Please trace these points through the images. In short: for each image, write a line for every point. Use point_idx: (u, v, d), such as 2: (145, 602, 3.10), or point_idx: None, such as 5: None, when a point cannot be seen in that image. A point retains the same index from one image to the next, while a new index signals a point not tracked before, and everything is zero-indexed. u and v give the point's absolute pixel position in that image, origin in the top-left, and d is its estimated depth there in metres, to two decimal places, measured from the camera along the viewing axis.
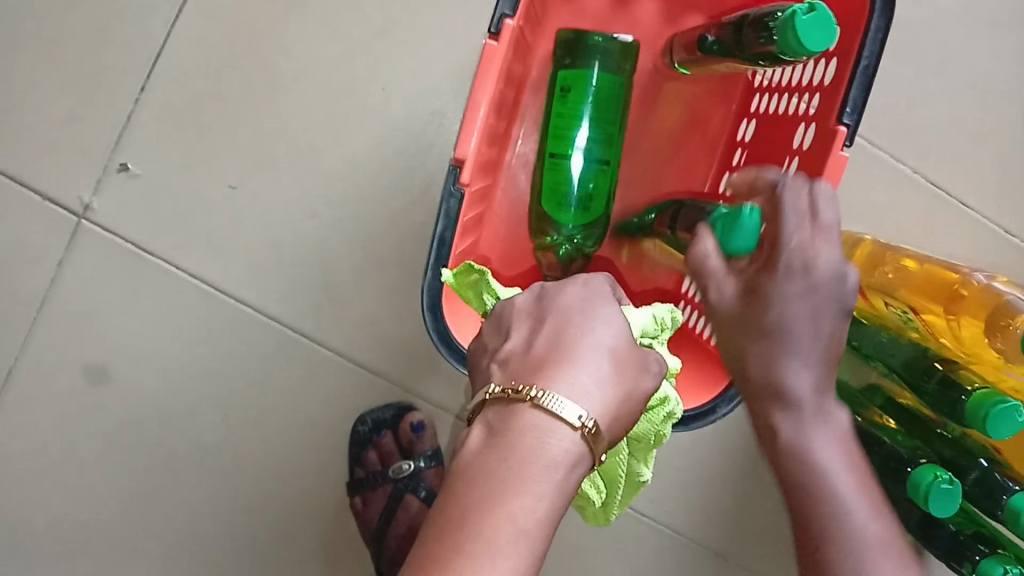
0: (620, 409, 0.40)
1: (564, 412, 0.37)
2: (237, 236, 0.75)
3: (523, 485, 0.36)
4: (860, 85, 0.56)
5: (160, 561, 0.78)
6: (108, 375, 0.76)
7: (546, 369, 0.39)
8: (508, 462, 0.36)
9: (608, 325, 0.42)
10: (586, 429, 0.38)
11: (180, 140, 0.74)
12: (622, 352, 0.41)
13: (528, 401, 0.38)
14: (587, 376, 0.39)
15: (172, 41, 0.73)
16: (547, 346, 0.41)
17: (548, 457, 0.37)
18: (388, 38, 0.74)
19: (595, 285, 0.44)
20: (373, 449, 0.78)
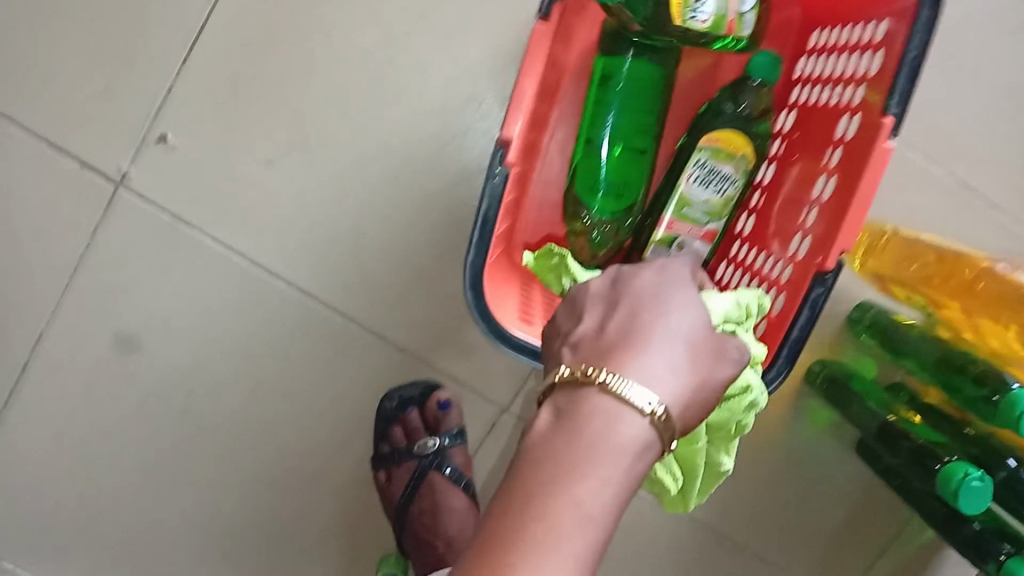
0: (690, 397, 0.39)
1: (632, 397, 0.37)
2: (271, 213, 0.75)
3: (593, 468, 0.35)
4: (907, 76, 0.56)
5: (188, 528, 0.79)
6: (139, 345, 0.77)
7: (617, 355, 0.38)
8: (576, 445, 0.36)
9: (687, 311, 0.40)
10: (656, 416, 0.37)
11: (218, 115, 0.74)
12: (701, 339, 0.40)
13: (596, 383, 0.37)
14: (664, 360, 0.38)
15: (212, 15, 0.73)
16: (624, 329, 0.40)
17: (620, 439, 0.36)
18: (430, 20, 0.74)
19: (676, 271, 0.43)
20: (399, 426, 0.78)
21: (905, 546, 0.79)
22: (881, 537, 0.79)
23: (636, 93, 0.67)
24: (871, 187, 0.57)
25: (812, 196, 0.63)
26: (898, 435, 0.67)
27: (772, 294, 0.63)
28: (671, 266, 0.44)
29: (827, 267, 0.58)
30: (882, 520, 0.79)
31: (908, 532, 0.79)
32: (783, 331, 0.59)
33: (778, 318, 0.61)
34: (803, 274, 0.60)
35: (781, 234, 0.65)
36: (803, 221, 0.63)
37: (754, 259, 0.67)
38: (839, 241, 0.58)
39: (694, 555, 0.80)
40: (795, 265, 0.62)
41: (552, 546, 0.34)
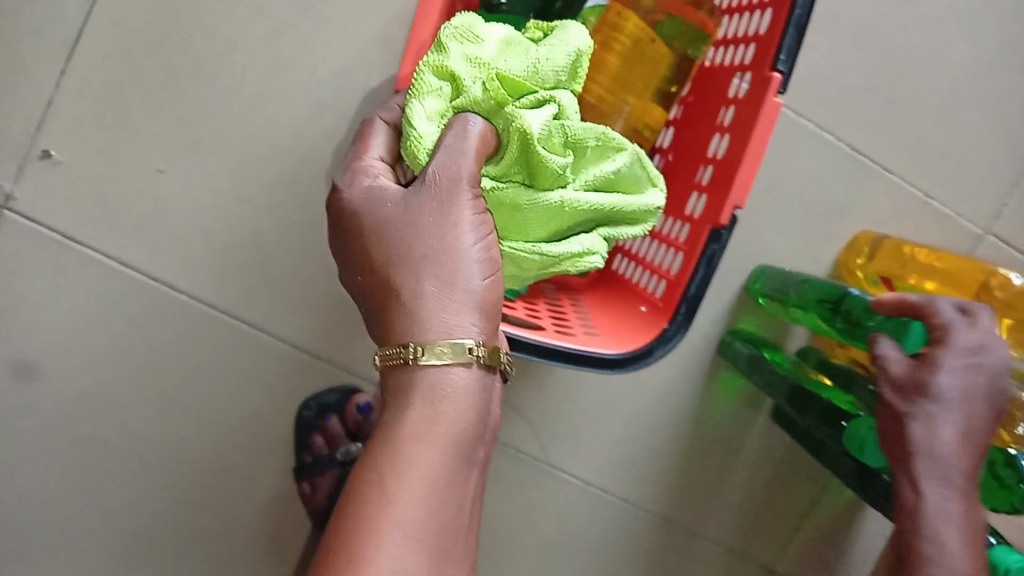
0: (440, 306, 0.43)
1: (396, 356, 0.43)
2: (166, 223, 0.73)
3: (394, 436, 0.41)
4: (794, 32, 0.56)
5: (105, 559, 0.76)
6: (36, 371, 0.73)
7: (383, 332, 0.45)
8: (384, 424, 0.43)
9: (392, 226, 0.44)
10: (418, 351, 0.42)
11: (103, 124, 0.71)
12: (416, 236, 0.44)
13: (381, 365, 0.44)
14: (402, 296, 0.43)
15: (89, 22, 0.70)
16: (373, 294, 0.45)
17: (415, 394, 0.42)
18: (316, 16, 0.72)
19: (383, 180, 0.47)
20: (319, 434, 0.77)
21: (830, 509, 0.81)
22: (804, 504, 0.81)
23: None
24: (762, 142, 0.57)
25: (707, 156, 0.63)
26: (807, 396, 0.68)
27: (672, 253, 0.64)
28: (373, 169, 0.48)
29: (722, 222, 0.58)
30: (803, 485, 0.81)
31: (829, 496, 0.81)
32: (680, 290, 0.60)
33: (677, 276, 0.61)
34: (699, 231, 0.60)
35: (680, 196, 0.65)
36: (699, 180, 0.63)
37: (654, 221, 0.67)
38: (731, 196, 0.58)
39: (626, 536, 0.79)
40: (692, 224, 0.62)
41: (380, 500, 0.39)
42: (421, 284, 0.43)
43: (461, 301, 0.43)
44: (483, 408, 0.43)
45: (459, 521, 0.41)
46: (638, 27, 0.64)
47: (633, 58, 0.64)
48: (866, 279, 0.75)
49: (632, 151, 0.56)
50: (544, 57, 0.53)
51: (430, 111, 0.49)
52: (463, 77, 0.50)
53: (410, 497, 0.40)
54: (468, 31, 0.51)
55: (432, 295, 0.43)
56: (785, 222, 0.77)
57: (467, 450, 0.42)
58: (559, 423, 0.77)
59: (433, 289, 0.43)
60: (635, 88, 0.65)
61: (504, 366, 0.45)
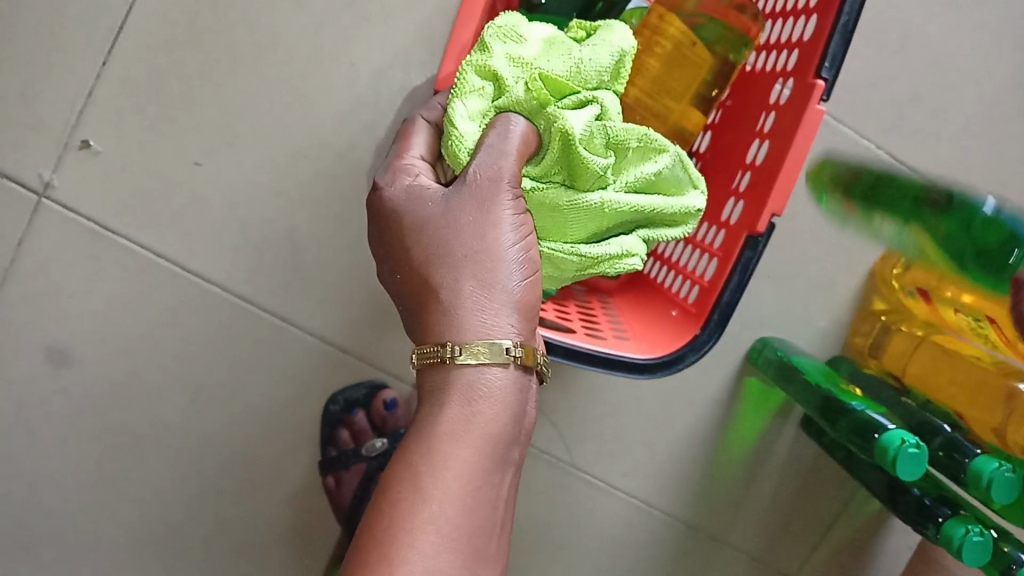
0: (478, 306, 0.43)
1: (432, 356, 0.43)
2: (202, 215, 0.74)
3: (430, 435, 0.41)
4: (840, 40, 0.56)
5: (133, 545, 0.77)
6: (71, 358, 0.74)
7: (420, 332, 0.45)
8: (420, 423, 0.43)
9: (433, 227, 0.44)
10: (455, 351, 0.42)
11: (143, 116, 0.72)
12: (456, 236, 0.44)
13: (417, 364, 0.44)
14: (441, 295, 0.43)
15: (133, 14, 0.71)
16: (411, 293, 0.45)
17: (452, 394, 0.42)
18: (356, 13, 0.73)
19: (423, 179, 0.47)
20: (345, 428, 0.78)
21: (857, 521, 0.80)
22: (831, 514, 0.80)
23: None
24: (802, 150, 0.57)
25: (746, 162, 0.63)
26: (839, 408, 0.67)
27: (706, 259, 0.63)
28: (413, 168, 0.48)
29: (758, 230, 0.58)
30: (831, 495, 0.80)
31: (857, 507, 0.80)
32: (714, 297, 0.59)
33: (711, 282, 0.61)
34: (736, 238, 0.60)
35: (718, 201, 0.65)
36: (737, 186, 0.63)
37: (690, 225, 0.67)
38: (769, 204, 0.58)
39: (650, 541, 0.79)
40: (728, 230, 0.62)
41: (417, 498, 0.39)
42: (459, 283, 0.43)
43: (499, 302, 0.43)
44: (517, 409, 0.43)
45: (494, 522, 0.41)
46: (680, 31, 0.62)
47: (673, 62, 0.63)
48: (901, 290, 0.74)
49: (675, 151, 0.54)
50: (588, 57, 0.52)
51: (471, 110, 0.49)
52: (506, 77, 0.50)
53: (447, 496, 0.39)
54: (511, 32, 0.52)
55: (470, 295, 0.43)
56: (820, 230, 0.76)
57: (501, 451, 0.42)
58: (587, 425, 0.77)
59: (471, 289, 0.43)
60: (672, 92, 0.64)
61: (541, 368, 0.45)
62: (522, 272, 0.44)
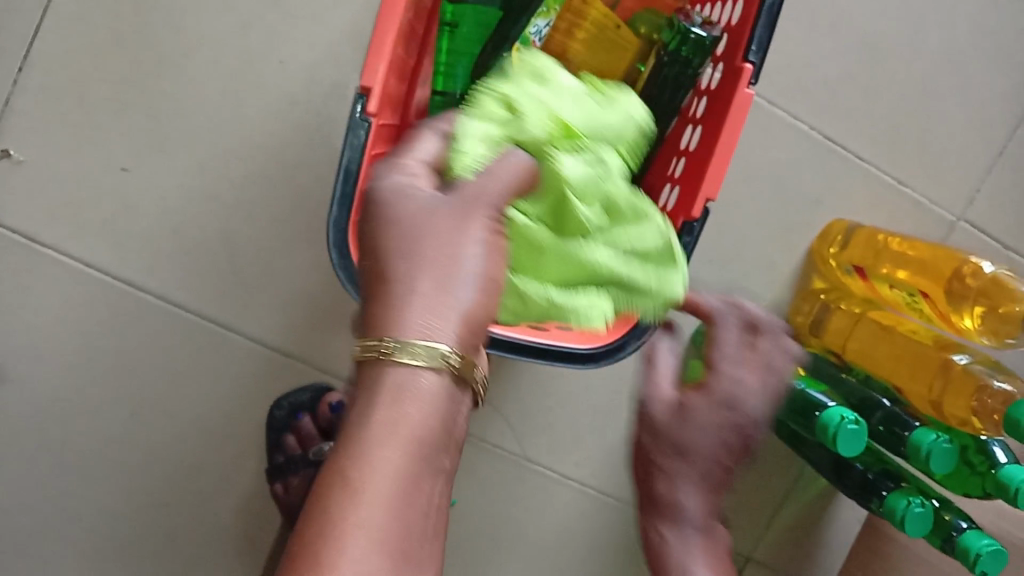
0: (430, 300, 0.36)
1: (368, 346, 0.36)
2: (132, 223, 0.71)
3: (360, 434, 0.36)
4: (765, 23, 0.57)
5: (79, 564, 0.75)
6: (3, 375, 0.72)
7: (365, 320, 0.38)
8: (349, 424, 0.36)
9: (400, 212, 0.39)
10: (392, 350, 0.36)
11: (67, 123, 0.70)
12: (417, 223, 0.38)
13: (355, 357, 0.37)
14: (388, 283, 0.37)
15: (50, 18, 0.68)
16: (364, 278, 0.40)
17: (387, 391, 0.36)
18: (282, 10, 0.71)
19: (410, 166, 0.42)
20: (291, 434, 0.75)
21: (807, 498, 0.81)
22: (783, 492, 0.81)
23: (476, 43, 0.65)
24: (734, 132, 0.57)
25: (680, 147, 0.63)
26: None
27: None
28: (411, 166, 0.42)
29: (694, 215, 0.58)
30: (783, 475, 0.81)
31: (808, 484, 0.81)
32: None
33: None
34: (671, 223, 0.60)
35: (654, 186, 0.65)
36: (672, 172, 0.63)
37: None
38: (703, 188, 0.58)
39: (607, 530, 0.79)
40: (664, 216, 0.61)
41: (343, 495, 0.34)
42: (415, 280, 0.36)
43: (449, 300, 0.36)
44: (454, 417, 0.37)
45: (426, 540, 0.36)
46: (600, 15, 0.64)
47: (595, 43, 0.64)
48: (840, 268, 0.75)
49: (664, 224, 0.54)
50: (605, 114, 0.54)
51: (487, 132, 0.48)
52: (524, 109, 0.50)
53: (378, 500, 0.34)
54: (546, 73, 0.53)
55: (421, 291, 0.36)
56: (760, 212, 0.76)
57: (435, 464, 0.36)
58: (537, 417, 0.77)
59: (427, 281, 0.37)
60: (595, 74, 0.65)
61: (478, 384, 0.39)
62: (488, 271, 0.38)
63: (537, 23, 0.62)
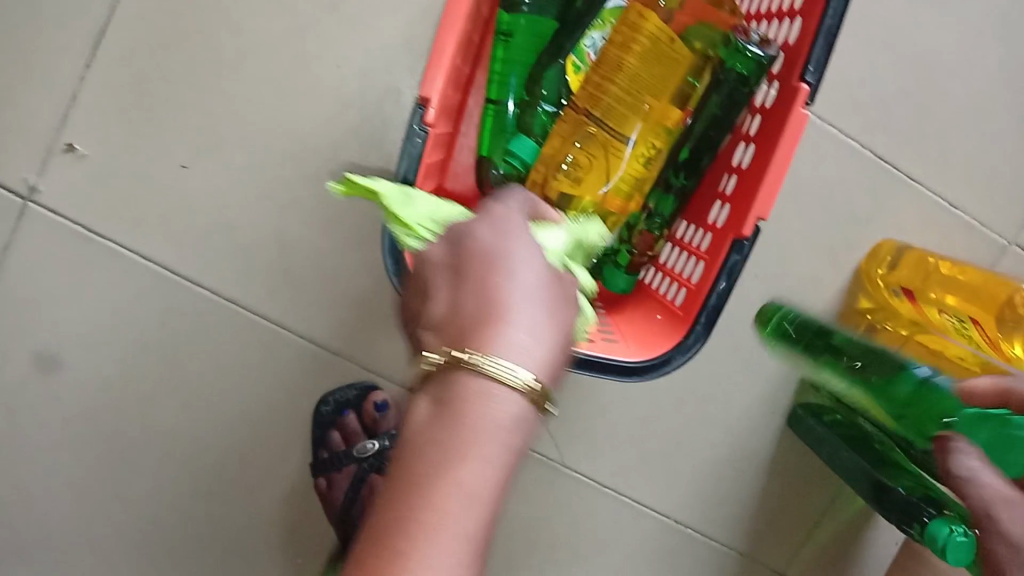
0: (550, 355, 0.39)
1: (500, 372, 0.37)
2: (189, 218, 0.73)
3: (474, 451, 0.36)
4: (824, 42, 0.56)
5: (126, 548, 0.77)
6: (60, 363, 0.74)
7: (482, 332, 0.38)
8: (454, 433, 0.36)
9: (521, 263, 0.41)
10: (529, 390, 0.37)
11: (129, 119, 0.72)
12: (535, 276, 0.41)
13: (464, 364, 0.37)
14: (518, 318, 0.39)
15: (115, 17, 0.70)
16: (453, 285, 0.41)
17: (497, 414, 0.37)
18: (339, 15, 0.72)
19: (510, 218, 0.45)
20: (337, 430, 0.78)
21: (844, 516, 0.81)
22: (819, 509, 0.81)
23: (531, 53, 0.65)
24: (787, 153, 0.57)
25: (732, 165, 0.63)
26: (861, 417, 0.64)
27: (693, 262, 0.63)
28: (511, 218, 0.45)
29: (745, 233, 0.58)
30: (821, 490, 0.81)
31: (846, 501, 0.81)
32: (701, 297, 0.59)
33: (697, 285, 0.61)
34: (721, 241, 0.60)
35: (705, 200, 0.65)
36: (724, 189, 0.63)
37: (676, 228, 0.68)
38: (755, 207, 0.58)
39: (641, 538, 0.80)
40: (714, 233, 0.62)
41: (454, 501, 0.35)
42: (540, 334, 0.39)
43: (552, 353, 0.39)
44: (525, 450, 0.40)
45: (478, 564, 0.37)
46: (658, 28, 0.59)
47: (651, 57, 0.60)
48: (887, 289, 0.75)
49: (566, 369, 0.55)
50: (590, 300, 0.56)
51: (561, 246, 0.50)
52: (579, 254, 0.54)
53: (477, 518, 0.35)
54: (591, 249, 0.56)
55: (544, 343, 0.39)
56: (806, 228, 0.76)
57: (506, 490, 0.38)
58: (577, 424, 0.77)
59: (542, 332, 0.39)
60: (648, 90, 0.61)
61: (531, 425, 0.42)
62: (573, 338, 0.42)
63: (592, 36, 0.67)
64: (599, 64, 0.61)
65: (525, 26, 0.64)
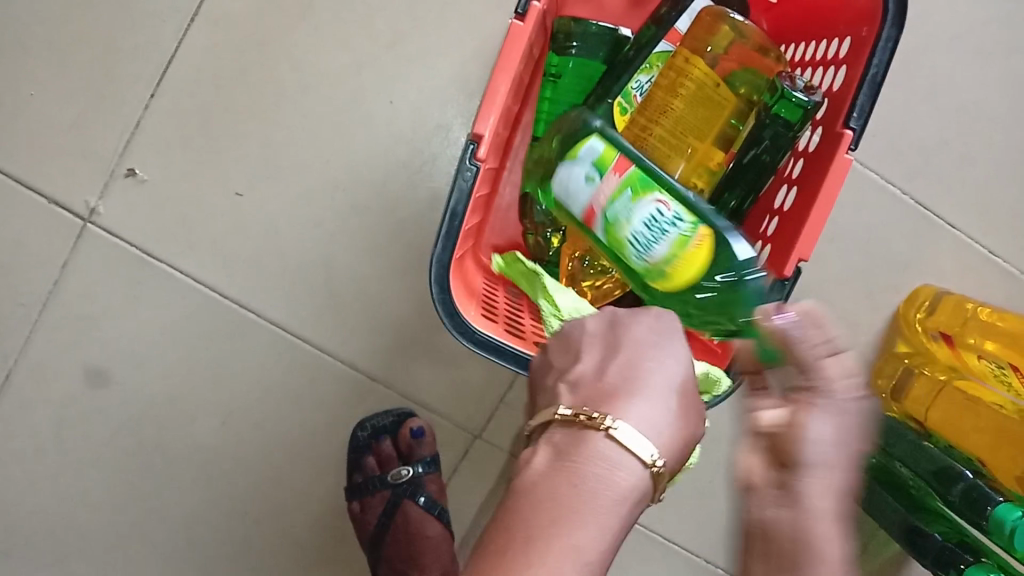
0: (676, 440, 0.43)
1: (633, 444, 0.41)
2: (242, 243, 0.76)
3: (594, 517, 0.39)
4: (868, 92, 0.58)
5: (163, 565, 0.79)
6: (108, 379, 0.76)
7: (616, 401, 0.43)
8: (575, 493, 0.40)
9: (654, 347, 0.45)
10: (656, 468, 0.41)
11: (189, 146, 0.74)
12: (672, 380, 0.44)
13: (600, 428, 0.42)
14: (658, 396, 0.43)
15: (182, 50, 0.74)
16: (606, 350, 0.46)
17: (621, 483, 0.41)
18: (396, 53, 0.75)
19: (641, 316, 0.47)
20: (372, 455, 0.78)
21: (877, 561, 0.81)
22: (852, 554, 0.81)
23: (579, 94, 0.68)
24: (830, 198, 0.58)
25: (775, 207, 0.65)
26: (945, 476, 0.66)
27: None
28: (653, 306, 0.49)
29: (785, 273, 0.59)
30: (854, 534, 0.81)
31: (879, 547, 0.81)
32: None
33: None
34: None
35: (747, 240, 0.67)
36: (765, 230, 0.65)
37: None
38: (797, 247, 0.59)
39: None
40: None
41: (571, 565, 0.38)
42: (676, 430, 0.43)
43: (673, 442, 0.43)
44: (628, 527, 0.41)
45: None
46: (705, 72, 0.62)
47: (697, 101, 0.62)
48: (926, 334, 0.75)
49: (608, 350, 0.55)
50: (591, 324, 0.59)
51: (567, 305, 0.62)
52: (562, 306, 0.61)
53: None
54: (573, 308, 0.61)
55: (683, 424, 0.43)
56: (845, 272, 0.77)
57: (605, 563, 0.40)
58: None
59: (667, 420, 0.43)
60: (692, 133, 0.62)
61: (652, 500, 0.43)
62: (693, 428, 0.44)
63: (640, 79, 0.65)
64: (646, 106, 0.64)
65: (574, 67, 0.68)
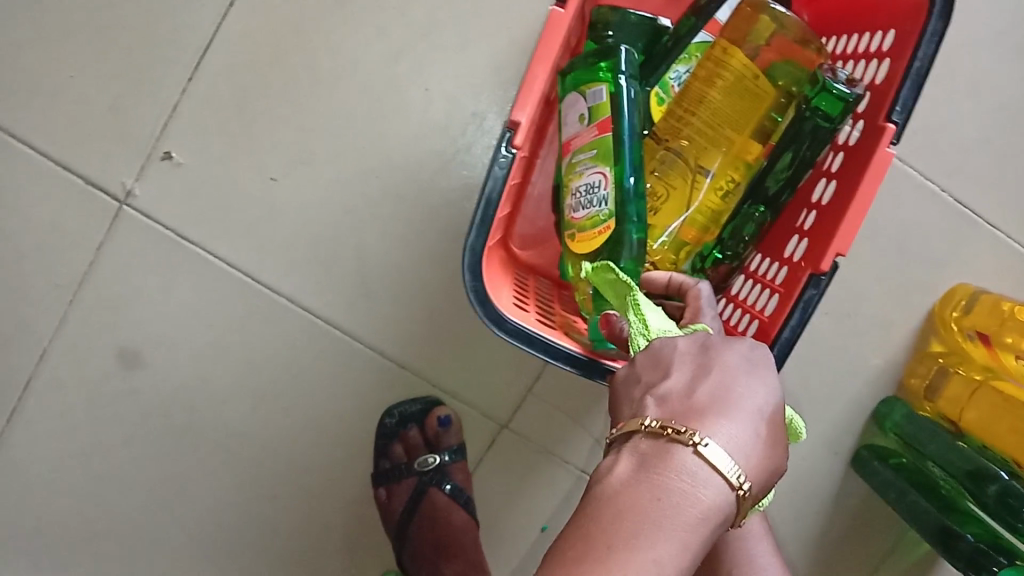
0: (761, 465, 0.42)
1: (721, 463, 0.40)
2: (275, 228, 0.76)
3: (678, 532, 0.38)
4: (911, 85, 0.57)
5: (191, 545, 0.79)
6: (141, 361, 0.77)
7: (705, 417, 0.42)
8: (658, 507, 0.39)
9: (745, 373, 0.44)
10: (742, 491, 0.40)
11: (225, 131, 0.75)
12: (760, 405, 0.43)
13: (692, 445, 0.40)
14: (745, 419, 0.42)
15: (220, 35, 0.74)
16: (697, 369, 0.45)
17: (705, 500, 0.39)
18: (432, 42, 0.75)
19: (730, 342, 0.46)
20: (399, 442, 0.79)
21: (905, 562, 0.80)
22: (880, 553, 0.80)
23: None
24: (868, 195, 0.58)
25: (811, 201, 0.64)
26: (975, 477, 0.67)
27: (767, 294, 0.64)
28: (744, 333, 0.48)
29: (822, 268, 0.59)
30: (882, 534, 0.80)
31: (906, 547, 0.80)
32: (772, 331, 0.60)
33: (769, 318, 0.61)
34: (797, 275, 0.60)
35: (782, 233, 0.66)
36: (802, 224, 0.64)
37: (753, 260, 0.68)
38: (834, 243, 0.58)
39: None
40: (790, 266, 0.62)
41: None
42: (761, 455, 0.42)
43: (758, 468, 0.41)
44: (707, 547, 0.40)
45: None
46: (743, 63, 0.61)
47: (735, 93, 0.62)
48: (962, 333, 0.75)
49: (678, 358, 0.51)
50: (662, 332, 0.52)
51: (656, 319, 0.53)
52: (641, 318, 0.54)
53: None
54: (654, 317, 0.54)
55: (766, 452, 0.42)
56: (880, 270, 0.76)
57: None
58: None
59: (751, 440, 0.42)
60: (728, 124, 0.62)
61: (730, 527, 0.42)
62: (776, 458, 0.43)
63: (677, 69, 0.66)
64: (683, 96, 0.64)
65: None
